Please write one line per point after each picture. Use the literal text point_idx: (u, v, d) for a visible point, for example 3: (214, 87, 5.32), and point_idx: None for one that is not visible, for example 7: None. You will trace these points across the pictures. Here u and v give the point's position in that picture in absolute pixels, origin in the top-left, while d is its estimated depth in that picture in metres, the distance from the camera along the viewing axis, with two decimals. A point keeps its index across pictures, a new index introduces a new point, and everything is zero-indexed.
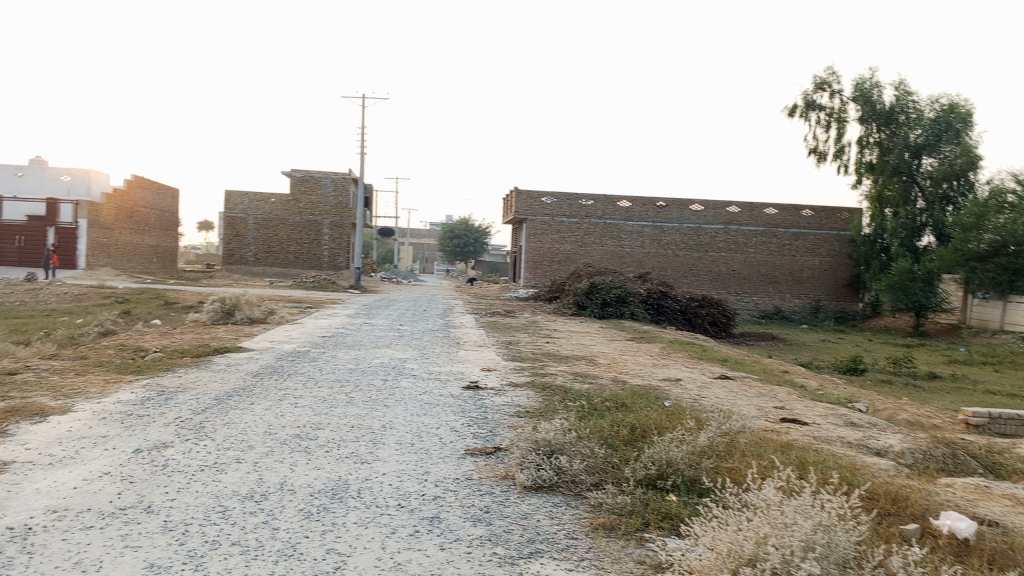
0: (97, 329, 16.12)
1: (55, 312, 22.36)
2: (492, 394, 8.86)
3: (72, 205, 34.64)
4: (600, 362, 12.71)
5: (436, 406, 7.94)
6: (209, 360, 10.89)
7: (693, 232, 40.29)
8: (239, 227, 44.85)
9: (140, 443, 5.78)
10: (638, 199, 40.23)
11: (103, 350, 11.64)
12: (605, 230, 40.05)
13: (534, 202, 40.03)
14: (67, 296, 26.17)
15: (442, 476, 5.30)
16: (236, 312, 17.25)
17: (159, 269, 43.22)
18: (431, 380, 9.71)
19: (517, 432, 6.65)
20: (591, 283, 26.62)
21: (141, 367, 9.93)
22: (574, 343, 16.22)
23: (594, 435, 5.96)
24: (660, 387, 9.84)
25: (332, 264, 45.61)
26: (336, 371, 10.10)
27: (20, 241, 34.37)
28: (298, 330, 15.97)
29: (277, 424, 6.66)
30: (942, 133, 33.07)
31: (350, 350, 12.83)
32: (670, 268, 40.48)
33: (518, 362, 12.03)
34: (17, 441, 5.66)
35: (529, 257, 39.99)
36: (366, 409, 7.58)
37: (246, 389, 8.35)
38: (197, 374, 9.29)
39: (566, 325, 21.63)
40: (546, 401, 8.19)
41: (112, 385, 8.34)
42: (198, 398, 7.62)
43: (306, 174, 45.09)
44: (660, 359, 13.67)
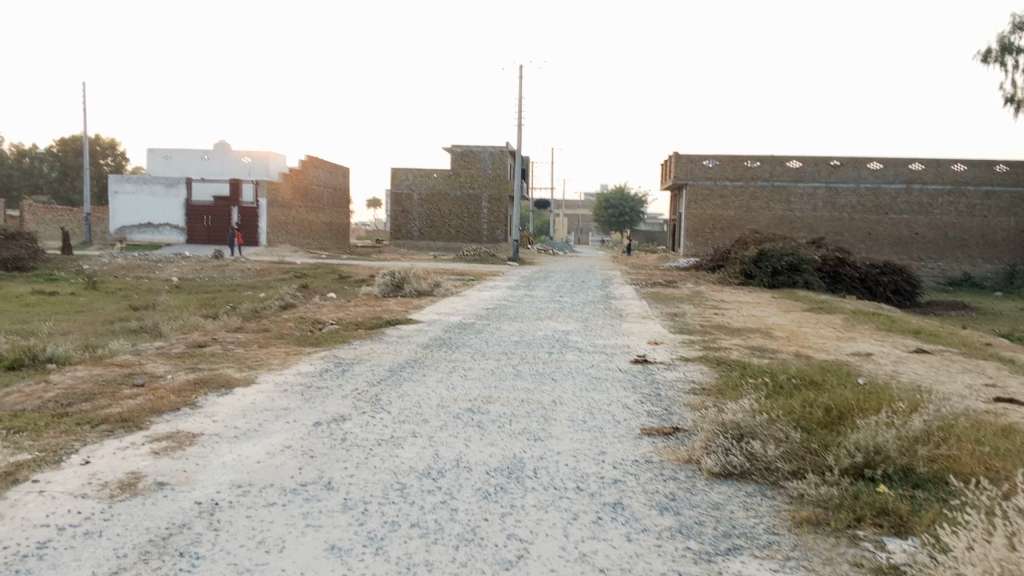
0: (278, 303, 17.02)
1: (241, 287, 23.87)
2: (664, 369, 8.43)
3: (253, 184, 36.99)
4: (776, 334, 11.95)
5: (606, 381, 7.62)
6: (381, 331, 11.10)
7: (871, 193, 37.54)
8: (404, 202, 46.35)
9: (318, 415, 5.83)
10: (809, 159, 37.91)
11: (283, 323, 12.16)
12: (773, 194, 38.10)
13: (696, 166, 38.80)
14: (251, 272, 27.94)
15: (621, 457, 4.97)
16: (404, 285, 17.68)
17: (333, 245, 45.49)
18: (598, 353, 9.41)
19: (696, 410, 6.21)
20: (761, 249, 25.38)
21: (319, 339, 10.25)
22: (745, 314, 15.41)
23: (786, 417, 5.45)
24: (847, 362, 9.07)
25: (492, 237, 46.21)
26: (502, 344, 10.00)
27: (209, 221, 37.37)
28: (463, 302, 16.13)
29: (449, 397, 6.56)
30: None
31: (515, 322, 12.72)
32: (845, 232, 37.98)
33: (687, 335, 11.49)
34: (207, 413, 5.87)
35: (693, 225, 38.88)
36: (535, 382, 7.37)
37: (417, 361, 8.37)
38: (370, 346, 9.46)
39: (735, 295, 20.68)
40: (724, 378, 7.69)
41: (292, 357, 8.63)
42: (372, 370, 7.69)
43: (466, 148, 45.79)
44: (843, 330, 12.69)
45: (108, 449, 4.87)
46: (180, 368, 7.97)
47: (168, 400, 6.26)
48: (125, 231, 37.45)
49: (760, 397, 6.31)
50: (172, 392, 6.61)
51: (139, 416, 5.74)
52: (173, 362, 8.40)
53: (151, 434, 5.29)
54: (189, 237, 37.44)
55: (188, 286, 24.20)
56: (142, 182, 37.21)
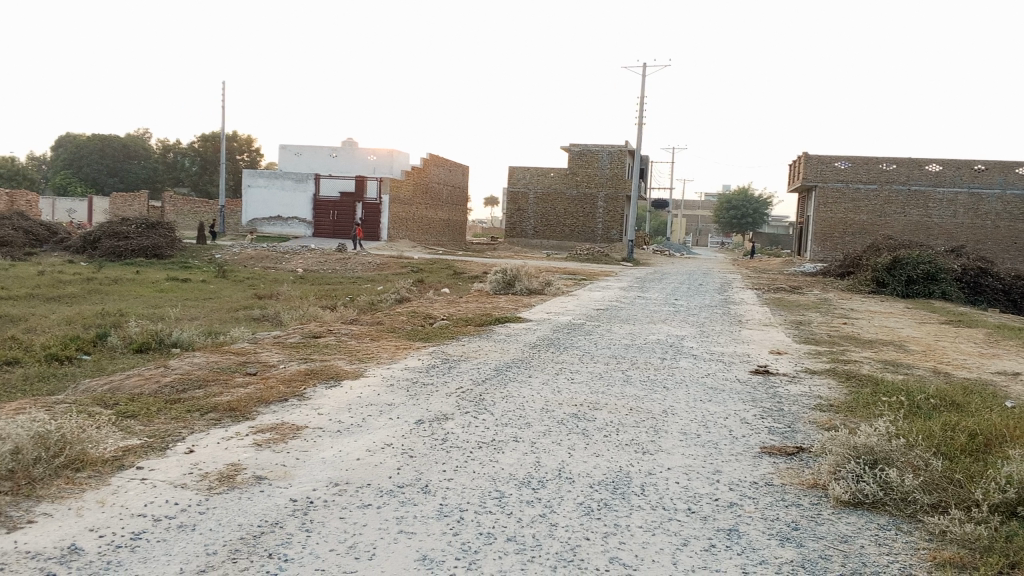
0: (394, 296, 17.24)
1: (359, 280, 24.45)
2: (786, 382, 7.91)
3: (377, 182, 37.97)
4: (911, 348, 11.09)
5: (722, 392, 7.20)
6: (491, 329, 10.98)
7: (1020, 199, 34.82)
8: (521, 201, 46.51)
9: (421, 413, 5.70)
10: (951, 161, 35.51)
11: (396, 317, 12.25)
12: (909, 199, 35.95)
13: (826, 167, 37.11)
14: (370, 265, 28.59)
15: (736, 478, 4.60)
16: (516, 282, 17.59)
17: (449, 241, 46.14)
18: (714, 361, 8.96)
19: (822, 430, 5.73)
20: (894, 257, 23.94)
21: (428, 334, 10.22)
22: (875, 325, 14.46)
23: (926, 443, 4.90)
24: (993, 381, 8.25)
25: (607, 237, 45.70)
26: (612, 347, 9.68)
27: (334, 216, 38.47)
28: (575, 302, 15.88)
29: (554, 400, 6.32)
30: None
31: (628, 325, 12.34)
32: (989, 241, 35.39)
33: (812, 345, 10.83)
34: (312, 405, 5.86)
35: (820, 229, 37.22)
36: (644, 389, 7.04)
37: (524, 361, 8.17)
38: (480, 343, 9.34)
39: (864, 304, 19.53)
40: (853, 396, 7.12)
41: (402, 351, 8.61)
42: (478, 369, 7.54)
43: (584, 147, 45.43)
44: (987, 347, 11.66)
45: (212, 439, 4.91)
46: (292, 359, 8.08)
47: (276, 390, 6.33)
48: (256, 224, 39.24)
49: (895, 418, 5.76)
50: (281, 382, 6.67)
51: (246, 406, 5.80)
52: (287, 352, 8.53)
53: (256, 424, 5.31)
54: (315, 231, 38.70)
55: (310, 277, 24.99)
56: (274, 177, 38.76)
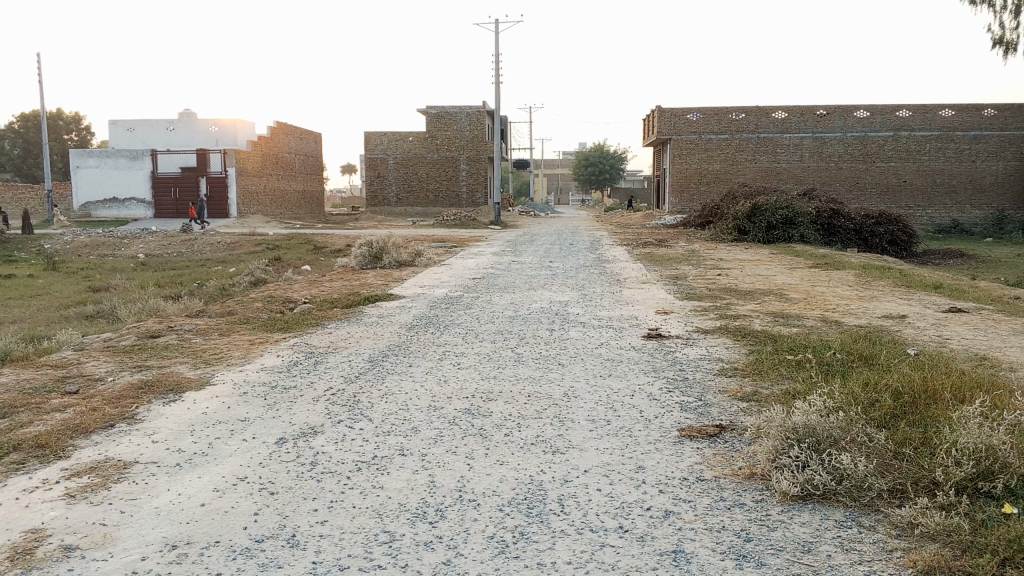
0: (248, 280, 15.85)
1: (210, 263, 22.59)
2: (683, 346, 7.41)
3: (220, 153, 35.50)
4: (791, 296, 10.94)
5: (621, 363, 6.58)
6: (359, 311, 9.98)
7: (859, 141, 36.63)
8: (380, 167, 44.86)
9: (283, 429, 4.75)
10: (795, 108, 36.86)
11: (250, 304, 11.00)
12: (759, 146, 37.13)
13: (679, 119, 37.59)
14: (221, 245, 26.60)
15: (664, 475, 3.94)
16: (384, 255, 16.54)
17: (308, 213, 44.06)
18: (604, 328, 8.37)
19: (740, 406, 5.19)
20: (753, 204, 24.53)
21: (289, 323, 9.11)
22: (749, 274, 14.40)
23: (858, 411, 4.43)
24: (884, 327, 8.07)
25: (472, 200, 44.96)
26: (495, 321, 8.93)
27: (177, 193, 35.67)
28: (448, 272, 15.04)
29: (439, 394, 5.50)
30: None
31: (506, 294, 11.63)
32: (833, 183, 37.13)
33: (696, 301, 10.44)
34: (145, 431, 4.80)
35: (677, 180, 37.89)
36: (539, 369, 6.33)
37: (402, 347, 7.32)
38: (350, 330, 8.35)
39: (731, 253, 19.71)
40: (756, 356, 6.70)
41: (258, 347, 7.53)
42: (349, 362, 6.61)
43: (442, 109, 44.31)
44: (860, 289, 11.73)
45: (7, 496, 3.79)
46: (125, 368, 6.83)
47: (100, 414, 5.20)
48: (89, 207, 35.92)
49: (813, 385, 5.30)
50: (108, 403, 5.49)
51: (58, 439, 4.64)
52: (119, 359, 7.27)
53: (70, 465, 4.22)
54: (157, 211, 35.81)
55: (154, 263, 22.91)
56: (106, 155, 35.66)
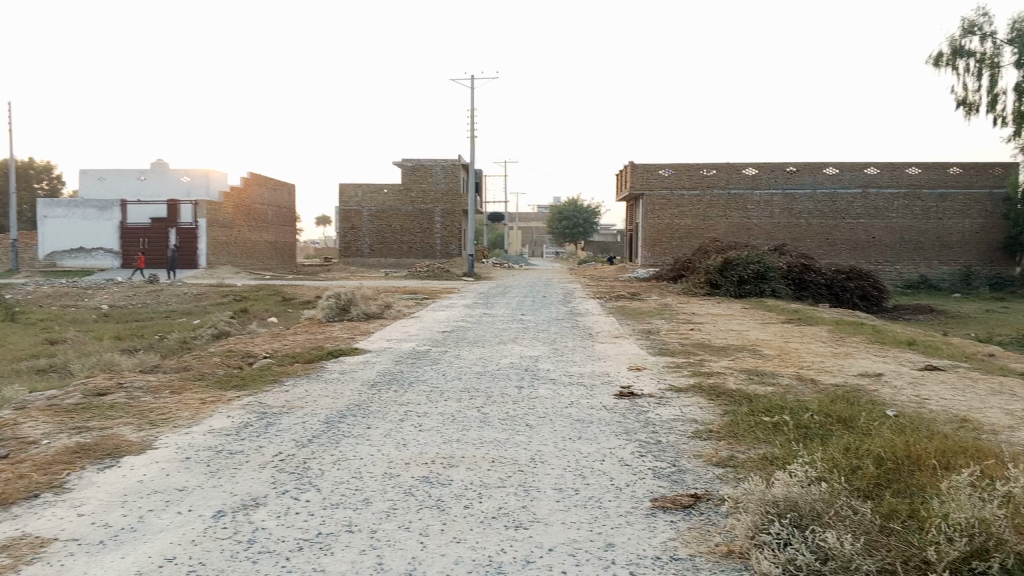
0: (211, 334, 15.41)
1: (175, 314, 22.09)
2: (655, 405, 7.11)
3: (191, 205, 35.02)
4: (766, 353, 10.74)
5: (591, 425, 6.28)
6: (320, 367, 9.61)
7: (827, 197, 37.16)
8: (353, 219, 44.69)
9: (223, 501, 4.39)
10: (765, 164, 37.39)
11: (208, 359, 10.59)
12: (730, 201, 37.50)
13: (651, 175, 37.94)
14: (187, 297, 26.08)
15: (634, 554, 3.61)
16: (352, 308, 16.20)
17: (279, 264, 43.59)
18: (574, 385, 8.08)
19: (717, 474, 4.90)
20: (725, 259, 24.58)
21: (246, 380, 8.71)
22: (722, 330, 14.23)
23: (842, 480, 4.15)
24: (861, 387, 7.85)
25: (445, 253, 44.84)
26: (462, 377, 8.60)
27: (145, 244, 35.25)
28: (417, 325, 14.72)
29: (397, 460, 5.16)
30: None
31: (476, 349, 11.32)
32: (804, 238, 37.50)
33: (669, 358, 10.20)
34: (72, 503, 4.40)
35: (649, 235, 38.07)
36: (505, 431, 6.00)
37: (362, 406, 6.96)
38: (308, 387, 7.99)
39: (703, 307, 19.60)
40: (732, 417, 6.44)
41: (209, 407, 7.13)
42: (303, 424, 6.23)
43: (417, 162, 44.43)
44: (834, 346, 11.57)
45: None
46: (63, 429, 6.38)
47: (25, 481, 4.79)
48: (54, 256, 35.25)
49: (791, 451, 5.02)
50: (36, 469, 5.07)
51: None
52: (59, 418, 6.83)
53: None
54: (124, 261, 35.25)
55: (116, 315, 22.36)
56: (74, 205, 35.02)
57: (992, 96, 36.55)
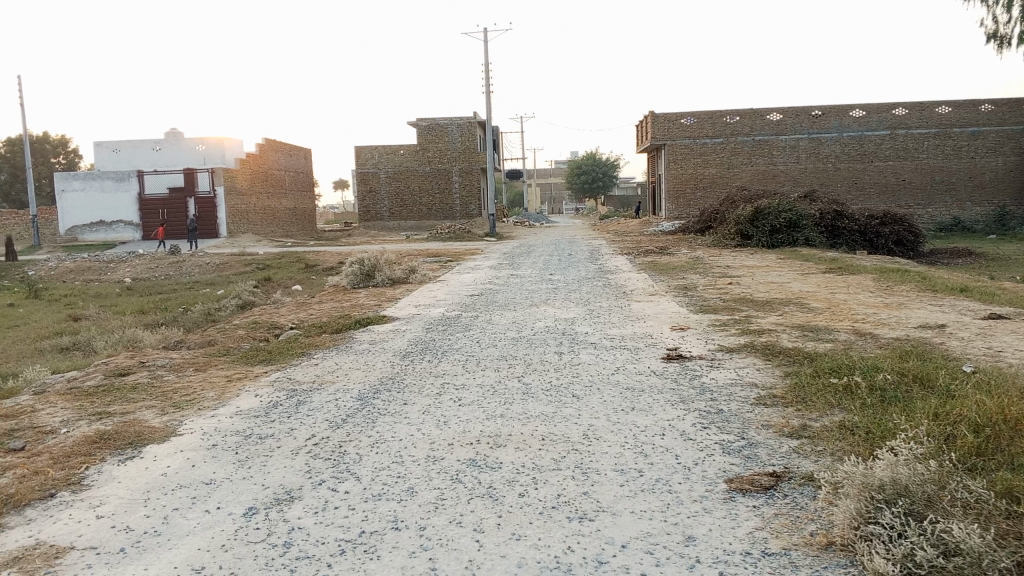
0: (235, 305, 15.09)
1: (197, 285, 21.84)
2: (709, 369, 6.63)
3: (208, 173, 34.71)
4: (813, 306, 10.20)
5: (644, 392, 5.81)
6: (348, 337, 9.21)
7: (855, 140, 36.09)
8: (371, 182, 44.13)
9: (254, 495, 4.00)
10: (790, 109, 36.31)
11: (232, 332, 10.24)
12: (755, 149, 36.52)
13: (673, 125, 37.02)
14: (209, 267, 25.86)
15: (718, 550, 3.18)
16: (376, 273, 15.79)
17: (300, 231, 43.29)
18: (618, 349, 7.62)
19: (794, 449, 4.43)
20: (754, 208, 23.92)
21: (273, 354, 8.33)
22: (761, 282, 13.66)
23: (947, 456, 3.66)
24: (926, 341, 7.32)
25: (465, 212, 44.30)
26: (497, 344, 8.16)
27: (164, 216, 34.99)
28: (443, 289, 14.30)
29: (439, 441, 4.74)
30: None
31: (508, 312, 10.89)
32: (831, 184, 36.54)
33: (712, 315, 9.69)
34: (90, 502, 4.03)
35: (672, 186, 37.25)
36: (551, 404, 5.55)
37: (395, 379, 6.55)
38: (337, 360, 7.59)
39: (735, 259, 19.00)
40: (796, 380, 5.96)
41: (234, 386, 6.75)
42: (334, 403, 5.84)
43: (433, 121, 43.71)
44: (883, 295, 11.00)
45: None
46: (82, 416, 6.01)
47: (40, 479, 4.42)
48: (75, 231, 35.10)
49: (875, 422, 4.53)
50: (53, 464, 4.70)
51: None
52: (81, 403, 6.49)
53: None
54: (145, 233, 35.03)
55: (139, 288, 22.17)
56: (91, 178, 34.83)
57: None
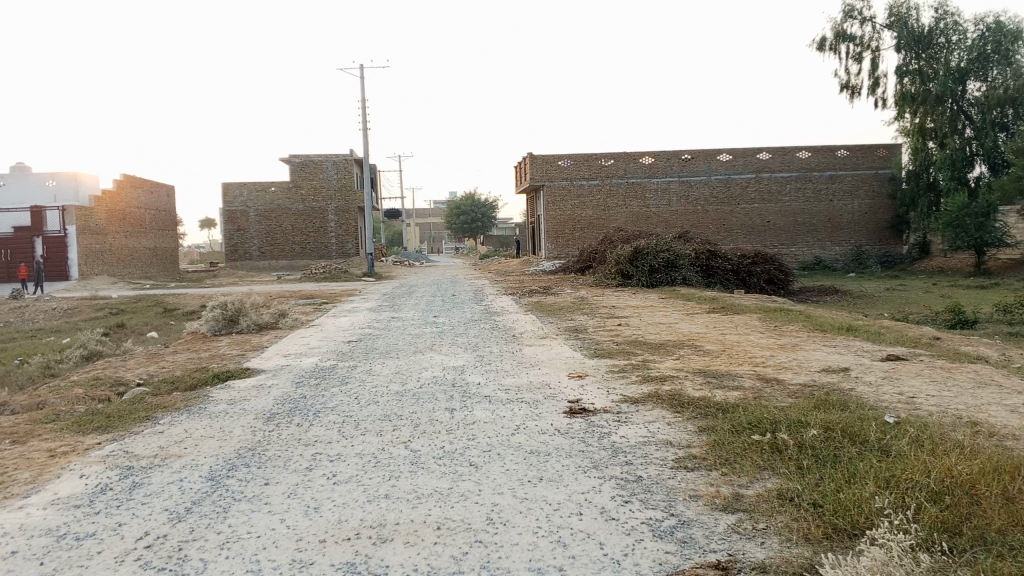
0: (78, 357, 13.43)
1: (39, 333, 19.70)
2: (616, 424, 5.96)
3: (58, 212, 32.02)
4: (708, 348, 9.81)
5: (551, 457, 5.08)
6: (204, 396, 8.03)
7: (723, 183, 37.31)
8: (239, 220, 42.05)
9: None
10: (661, 153, 37.22)
11: (66, 392, 8.84)
12: (629, 190, 37.15)
13: (550, 166, 37.16)
14: (56, 312, 23.56)
15: None
16: (240, 319, 14.52)
17: (160, 272, 40.62)
18: (514, 403, 6.85)
19: (734, 529, 3.79)
20: (634, 247, 23.96)
21: (113, 419, 7.08)
22: (650, 323, 13.32)
23: (930, 546, 3.07)
24: (836, 387, 6.96)
25: (342, 251, 42.88)
26: (376, 401, 7.24)
27: (7, 256, 32.05)
28: (316, 335, 13.22)
29: (307, 537, 3.82)
30: (987, 56, 32.14)
31: (389, 361, 9.98)
32: (703, 224, 37.56)
33: (608, 359, 9.11)
34: None
35: (550, 226, 37.26)
36: (445, 478, 4.72)
37: (255, 452, 5.58)
38: (189, 428, 6.48)
39: (620, 299, 18.77)
40: (716, 437, 5.39)
41: (55, 464, 5.55)
42: (180, 488, 4.81)
43: (305, 158, 42.22)
44: (775, 336, 10.77)
45: None
46: None
47: None
48: None
49: (824, 497, 3.95)
50: None
51: None
52: None
53: None
54: None
55: None
56: None
57: (873, 78, 37.52)
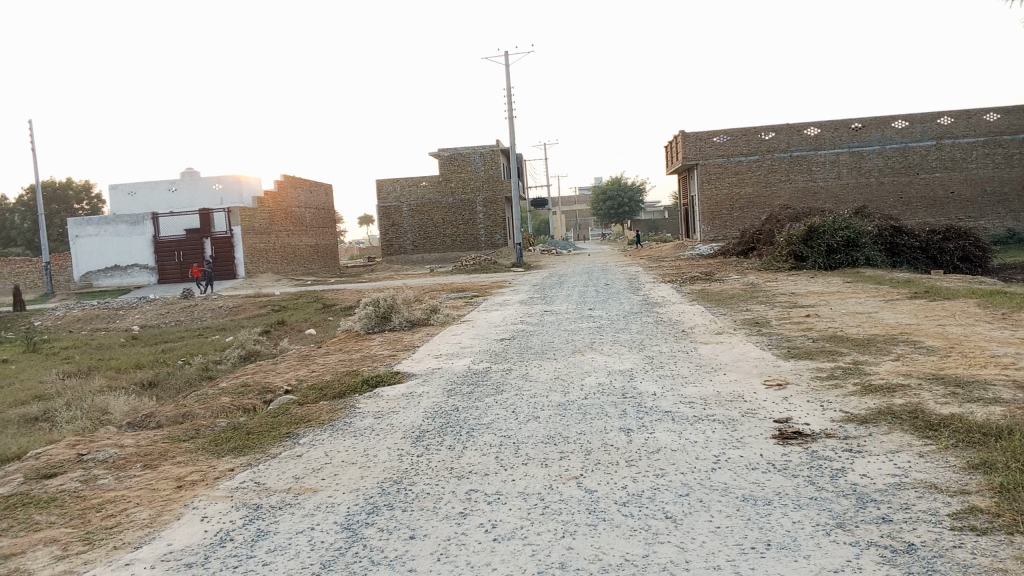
0: (236, 358, 13.26)
1: (208, 331, 20.17)
2: (850, 456, 4.59)
3: (224, 213, 33.29)
4: (931, 344, 8.15)
5: (775, 509, 3.82)
6: (349, 407, 7.26)
7: (899, 152, 33.87)
8: (393, 215, 42.67)
9: None
10: (828, 123, 34.29)
11: (214, 400, 8.38)
12: (793, 165, 34.47)
13: (705, 143, 35.05)
14: (223, 310, 24.25)
15: None
16: (393, 315, 13.99)
17: (321, 268, 41.80)
18: (704, 422, 5.60)
19: None
20: (807, 226, 21.77)
21: (253, 437, 6.38)
22: (841, 312, 11.63)
23: None
24: None
25: (491, 242, 42.58)
26: (536, 417, 6.18)
27: (179, 257, 33.58)
28: (469, 332, 12.42)
29: None
30: None
31: (547, 362, 8.93)
32: (877, 198, 34.33)
33: (809, 360, 7.67)
34: None
35: (706, 208, 35.24)
36: (637, 539, 3.56)
37: (400, 487, 4.65)
38: (327, 452, 5.65)
39: (797, 284, 16.99)
40: (1002, 479, 3.96)
41: (181, 497, 4.84)
42: (308, 542, 3.91)
43: (454, 151, 42.11)
44: (1008, 328, 8.87)
45: None
46: None
47: None
48: (89, 276, 33.91)
49: None
50: None
51: None
52: None
53: None
54: (161, 276, 33.59)
55: (145, 335, 20.51)
56: (105, 222, 33.61)
57: None
